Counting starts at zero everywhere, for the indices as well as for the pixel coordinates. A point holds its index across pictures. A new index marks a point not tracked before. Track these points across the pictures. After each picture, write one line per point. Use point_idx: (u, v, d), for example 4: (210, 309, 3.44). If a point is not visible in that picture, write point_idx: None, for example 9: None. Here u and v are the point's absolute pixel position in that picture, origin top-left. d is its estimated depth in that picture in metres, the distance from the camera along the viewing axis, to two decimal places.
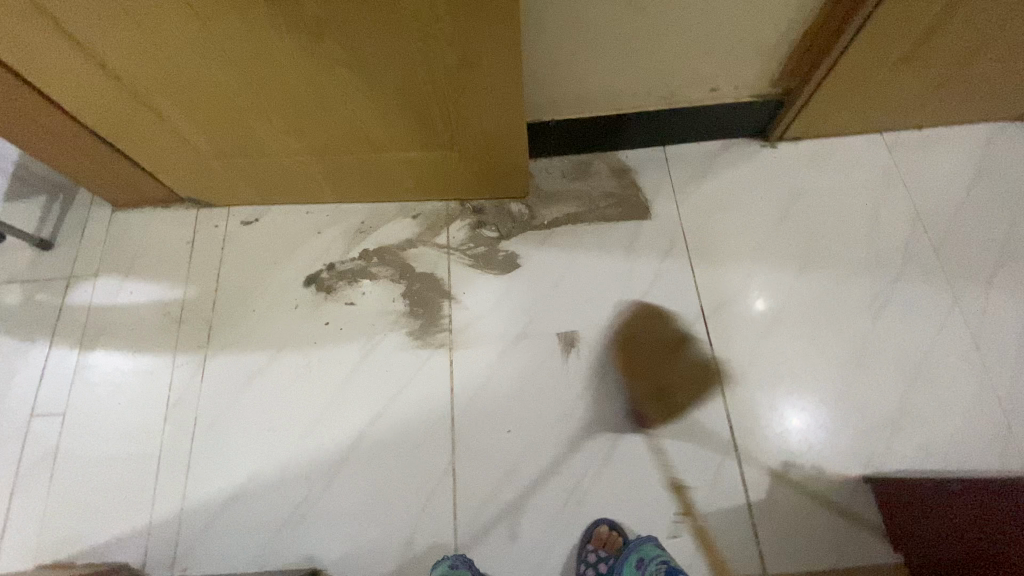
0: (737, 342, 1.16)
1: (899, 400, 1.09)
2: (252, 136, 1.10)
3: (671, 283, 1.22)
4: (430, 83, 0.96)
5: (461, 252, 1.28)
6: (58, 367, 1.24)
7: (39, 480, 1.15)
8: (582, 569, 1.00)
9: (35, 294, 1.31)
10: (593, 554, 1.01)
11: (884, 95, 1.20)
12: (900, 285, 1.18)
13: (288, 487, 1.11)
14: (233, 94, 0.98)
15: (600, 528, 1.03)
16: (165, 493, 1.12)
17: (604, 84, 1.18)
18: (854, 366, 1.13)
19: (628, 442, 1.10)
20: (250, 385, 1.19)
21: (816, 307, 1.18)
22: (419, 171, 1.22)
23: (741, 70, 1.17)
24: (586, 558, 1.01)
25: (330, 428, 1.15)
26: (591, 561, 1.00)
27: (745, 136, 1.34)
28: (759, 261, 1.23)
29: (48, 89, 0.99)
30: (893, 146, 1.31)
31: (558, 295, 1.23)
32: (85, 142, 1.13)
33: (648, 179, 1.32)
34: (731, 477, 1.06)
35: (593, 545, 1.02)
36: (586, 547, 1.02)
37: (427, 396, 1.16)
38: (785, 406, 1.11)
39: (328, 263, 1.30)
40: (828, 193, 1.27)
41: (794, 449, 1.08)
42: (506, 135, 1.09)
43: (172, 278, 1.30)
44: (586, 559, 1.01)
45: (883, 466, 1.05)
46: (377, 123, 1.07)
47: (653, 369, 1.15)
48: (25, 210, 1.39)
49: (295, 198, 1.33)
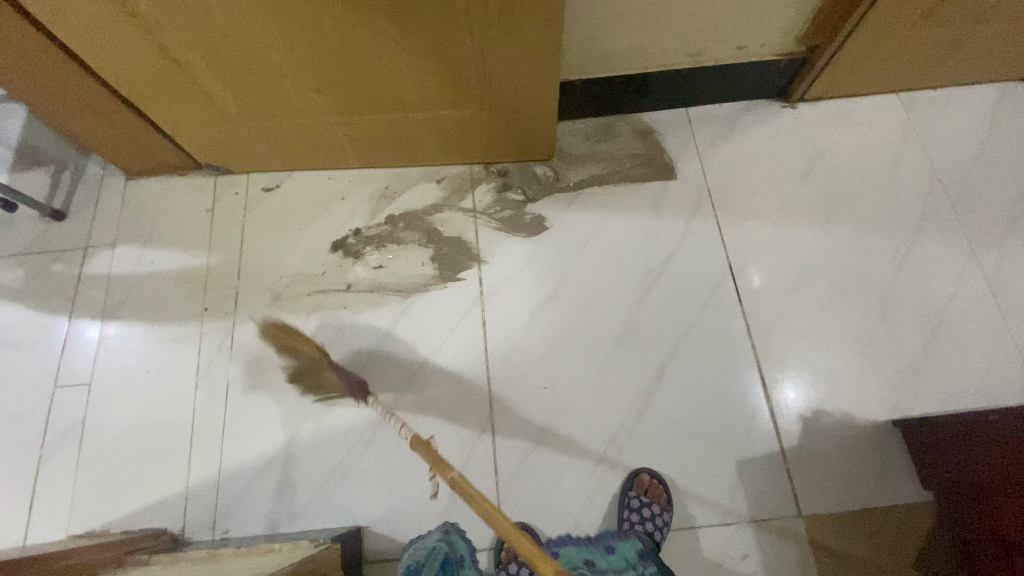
0: (766, 297, 1.18)
1: (923, 348, 1.13)
2: (280, 93, 1.08)
3: (699, 242, 1.23)
4: (469, 36, 0.94)
5: (488, 215, 1.28)
6: (80, 338, 1.22)
7: (67, 451, 1.13)
8: (625, 515, 1.01)
9: (52, 266, 1.28)
10: (636, 500, 1.02)
11: (906, 54, 1.21)
12: (921, 239, 1.21)
13: (327, 449, 1.11)
14: (266, 46, 0.95)
15: (640, 478, 1.05)
16: (202, 459, 1.12)
17: (631, 43, 1.18)
18: (878, 318, 1.16)
19: (662, 396, 1.12)
20: (281, 351, 1.18)
21: (841, 262, 1.20)
22: (446, 131, 1.21)
23: (768, 27, 1.17)
24: (630, 504, 1.02)
25: (366, 389, 1.15)
26: (635, 507, 1.01)
27: (766, 97, 1.36)
28: (783, 218, 1.25)
29: (71, 40, 0.96)
30: (910, 106, 1.33)
31: (587, 256, 1.24)
32: (102, 98, 1.10)
33: (673, 140, 1.33)
34: (764, 426, 1.09)
35: (636, 492, 1.04)
36: (629, 494, 1.04)
37: (461, 357, 1.16)
38: (814, 357, 1.14)
39: (353, 228, 1.29)
40: (849, 152, 1.30)
41: (824, 397, 1.11)
42: (538, 92, 1.09)
43: (194, 246, 1.28)
44: (629, 505, 1.02)
45: (909, 411, 1.09)
46: (409, 79, 1.05)
47: (684, 325, 1.17)
48: (34, 180, 1.35)
49: (317, 162, 1.31)
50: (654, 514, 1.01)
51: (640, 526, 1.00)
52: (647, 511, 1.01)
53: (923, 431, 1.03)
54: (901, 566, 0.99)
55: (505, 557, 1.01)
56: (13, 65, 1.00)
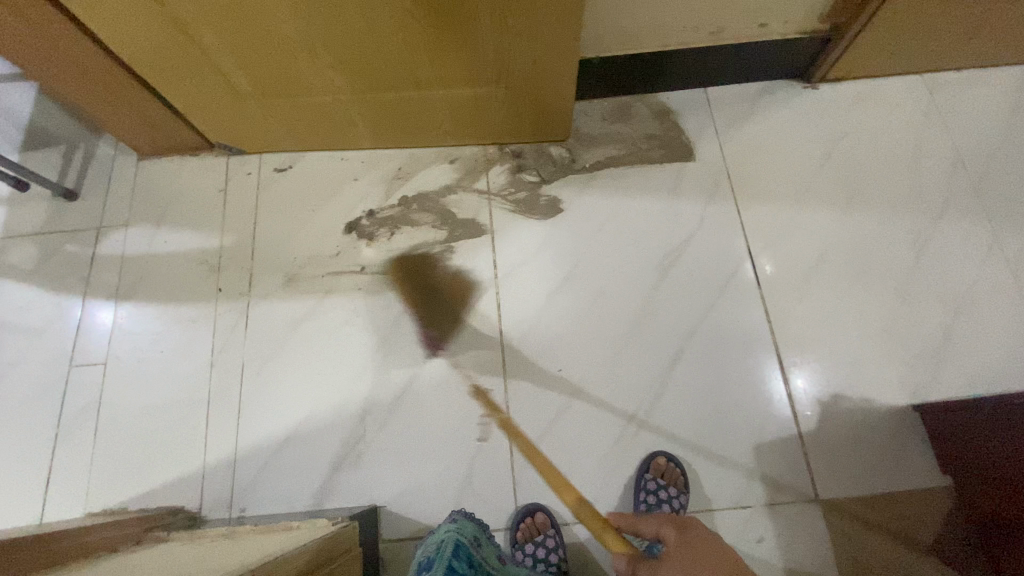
0: (785, 280, 1.17)
1: (943, 334, 1.11)
2: (294, 70, 1.06)
3: (717, 225, 1.22)
4: (487, 11, 0.92)
5: (502, 197, 1.27)
6: (95, 318, 1.22)
7: (84, 431, 1.14)
8: (643, 497, 1.01)
9: (66, 246, 1.28)
10: (653, 482, 1.02)
11: (932, 33, 1.18)
12: (943, 224, 1.19)
13: (342, 429, 1.11)
14: (280, 22, 0.94)
15: (657, 460, 1.05)
16: (217, 438, 1.12)
17: (651, 19, 1.15)
18: (898, 303, 1.14)
19: (678, 379, 1.11)
20: (295, 332, 1.18)
21: (861, 246, 1.19)
22: (461, 111, 1.19)
23: (793, 5, 1.14)
24: (647, 486, 1.02)
25: (380, 371, 1.15)
26: (652, 489, 1.01)
27: (787, 77, 1.33)
28: (803, 201, 1.23)
29: (83, 15, 0.94)
30: (934, 87, 1.30)
31: (603, 238, 1.22)
32: (112, 76, 1.08)
33: (690, 121, 1.30)
34: (782, 411, 1.08)
35: (652, 474, 1.04)
36: (645, 476, 1.04)
37: (476, 339, 1.16)
38: (833, 341, 1.12)
39: (367, 210, 1.27)
40: (871, 134, 1.27)
41: (843, 381, 1.10)
42: (556, 70, 1.06)
43: (206, 227, 1.27)
44: (646, 488, 1.02)
45: (929, 396, 1.08)
46: (425, 56, 1.03)
47: (702, 309, 1.16)
48: (46, 159, 1.34)
49: (329, 142, 1.30)
50: (670, 495, 1.01)
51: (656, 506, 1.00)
52: (664, 492, 1.01)
53: (945, 416, 1.02)
54: (919, 551, 0.99)
55: (521, 536, 1.01)
56: (25, 41, 0.99)
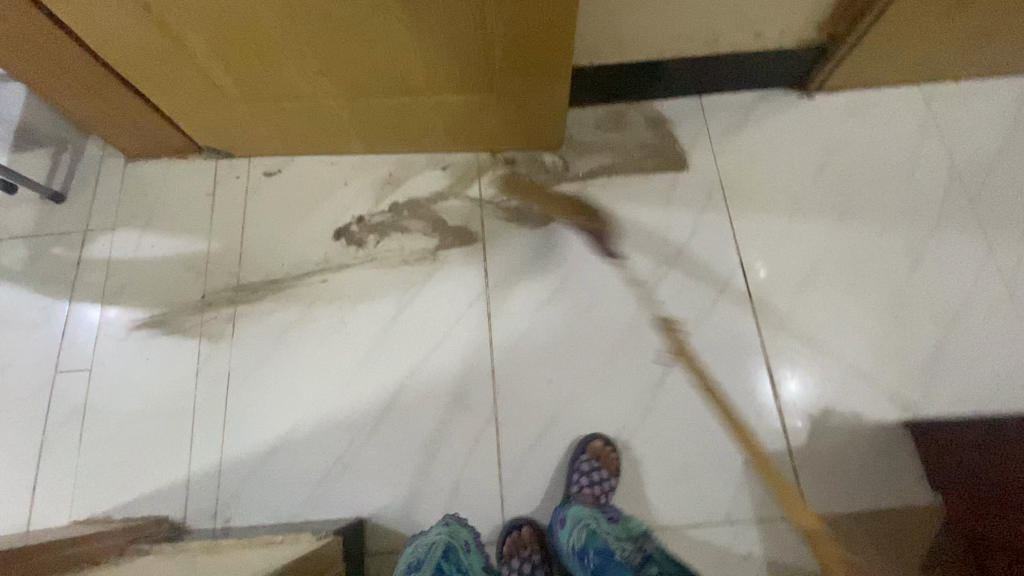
0: (777, 293, 1.16)
1: (935, 349, 1.11)
2: (282, 76, 1.04)
3: (710, 236, 1.21)
4: (479, 19, 0.91)
5: (494, 204, 1.25)
6: (80, 323, 1.20)
7: (68, 438, 1.13)
8: (575, 477, 1.03)
9: (51, 249, 1.26)
10: (587, 463, 1.03)
11: (929, 44, 1.17)
12: (937, 238, 1.18)
13: (330, 439, 1.10)
14: (268, 27, 0.92)
15: (594, 442, 1.05)
16: (203, 447, 1.11)
17: (647, 27, 1.14)
18: (891, 317, 1.13)
19: (669, 392, 1.10)
20: (283, 340, 1.17)
21: (854, 259, 1.18)
22: (453, 117, 1.18)
23: (789, 15, 1.13)
24: (580, 467, 1.03)
25: (369, 380, 1.13)
26: (585, 471, 1.02)
27: (783, 86, 1.31)
28: (797, 213, 1.22)
29: (66, 19, 0.93)
30: (931, 98, 1.29)
31: (595, 248, 1.21)
32: (98, 80, 1.07)
33: (685, 130, 1.29)
34: (772, 425, 1.08)
35: (587, 455, 1.04)
36: (580, 457, 1.04)
37: (465, 349, 1.15)
38: (824, 355, 1.12)
39: (357, 216, 1.26)
40: (867, 145, 1.26)
41: (834, 397, 1.09)
42: (549, 78, 1.05)
43: (194, 232, 1.26)
44: (580, 468, 1.03)
45: (920, 412, 1.07)
46: (417, 63, 1.02)
47: (694, 321, 1.15)
48: (32, 161, 1.32)
49: (320, 147, 1.28)
50: (602, 480, 1.02)
51: (588, 489, 1.02)
52: (596, 475, 1.02)
53: None
54: (907, 569, 0.99)
55: (507, 550, 1.01)
56: (9, 45, 0.97)
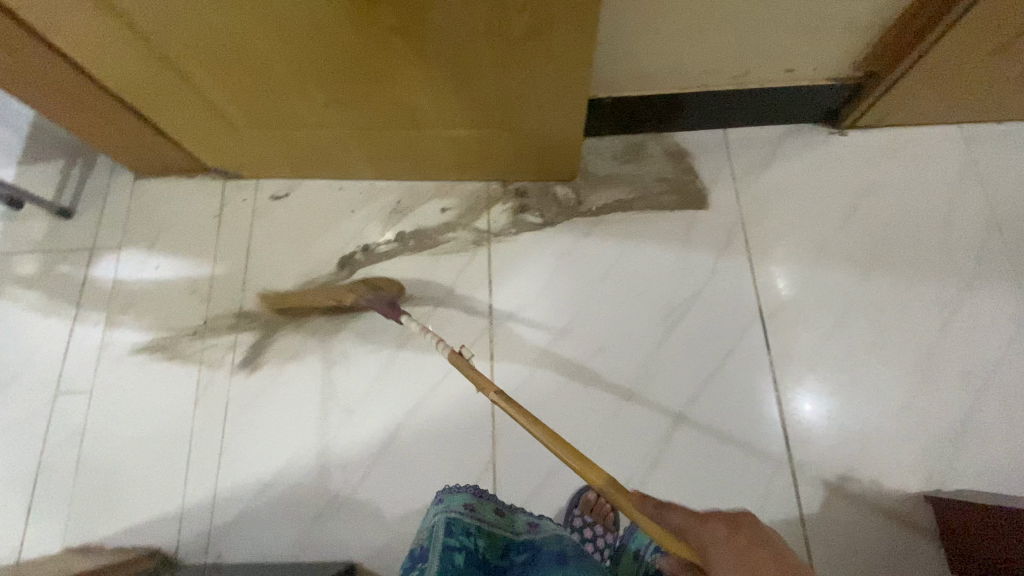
0: (796, 346, 1.10)
1: (963, 415, 1.04)
2: (287, 106, 1.01)
3: (727, 281, 1.15)
4: (489, 56, 0.87)
5: (503, 238, 1.21)
6: (83, 343, 1.20)
7: (66, 461, 1.12)
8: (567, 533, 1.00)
9: (58, 266, 1.26)
10: (579, 519, 1.01)
11: (974, 85, 1.09)
12: (972, 294, 1.10)
13: (325, 477, 1.08)
14: (270, 60, 0.90)
15: (587, 495, 1.03)
16: (197, 479, 1.10)
17: (670, 61, 1.08)
18: (918, 378, 1.07)
19: (677, 448, 1.05)
20: (283, 372, 1.15)
21: (880, 313, 1.11)
22: (463, 149, 1.14)
23: (825, 51, 1.06)
24: (573, 523, 1.01)
25: (366, 418, 1.11)
26: (577, 527, 1.01)
27: (814, 121, 1.24)
28: (821, 260, 1.15)
29: (69, 48, 0.92)
30: (973, 140, 1.21)
31: (605, 288, 1.16)
32: (105, 105, 1.06)
33: (706, 166, 1.23)
34: (784, 488, 1.02)
35: (580, 510, 1.02)
36: (572, 512, 1.02)
37: (467, 390, 1.11)
38: (843, 415, 1.05)
39: (362, 245, 1.23)
40: (900, 188, 1.19)
41: (852, 461, 1.03)
42: (563, 114, 1.00)
43: (199, 255, 1.24)
44: (572, 524, 1.01)
45: (943, 484, 1.01)
46: (424, 98, 0.98)
47: (707, 372, 1.09)
48: (43, 175, 1.32)
49: (328, 172, 1.25)
50: (596, 534, 1.01)
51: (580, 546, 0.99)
52: (589, 531, 1.01)
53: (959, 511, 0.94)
54: None
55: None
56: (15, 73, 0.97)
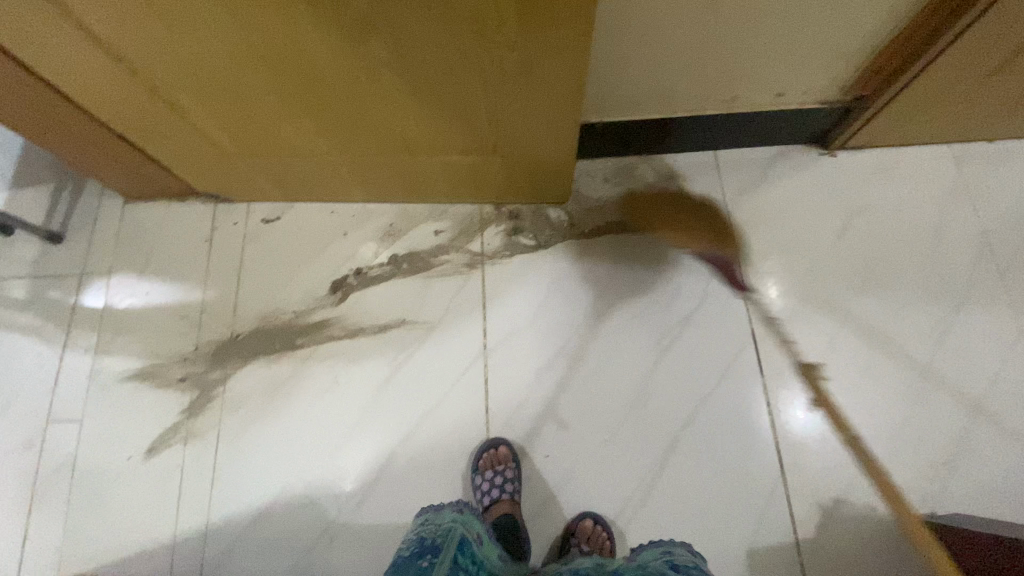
0: (790, 368, 1.10)
1: (956, 436, 1.04)
2: (279, 135, 1.02)
3: (720, 303, 1.15)
4: (481, 87, 0.87)
5: (496, 260, 1.21)
6: (73, 371, 1.19)
7: (56, 491, 1.11)
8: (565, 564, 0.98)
9: (48, 292, 1.25)
10: (577, 548, 0.99)
11: (962, 108, 1.10)
12: (963, 314, 1.11)
13: (319, 505, 1.07)
14: (261, 91, 0.90)
15: (584, 523, 1.01)
16: (189, 508, 1.08)
17: (662, 86, 1.09)
18: (911, 400, 1.07)
19: (672, 472, 1.05)
20: (275, 398, 1.14)
21: (872, 334, 1.12)
22: (455, 174, 1.14)
23: (814, 76, 1.07)
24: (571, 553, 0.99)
25: (360, 444, 1.10)
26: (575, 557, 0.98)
27: (804, 142, 1.25)
28: (814, 281, 1.16)
29: (59, 82, 0.91)
30: (962, 160, 1.22)
31: (599, 311, 1.16)
32: (94, 134, 1.05)
33: (698, 187, 1.24)
34: (780, 512, 1.02)
35: (577, 539, 1.00)
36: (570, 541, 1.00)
37: (461, 414, 1.11)
38: (838, 437, 1.06)
39: (355, 269, 1.23)
40: (890, 209, 1.20)
41: (846, 483, 1.03)
42: (555, 141, 1.01)
43: (190, 279, 1.24)
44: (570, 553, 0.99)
45: (937, 506, 1.01)
46: (416, 126, 0.98)
47: (702, 396, 1.09)
48: (32, 199, 1.31)
49: (320, 196, 1.25)
50: None
51: None
52: None
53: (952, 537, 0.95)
54: None
55: (484, 463, 1.05)
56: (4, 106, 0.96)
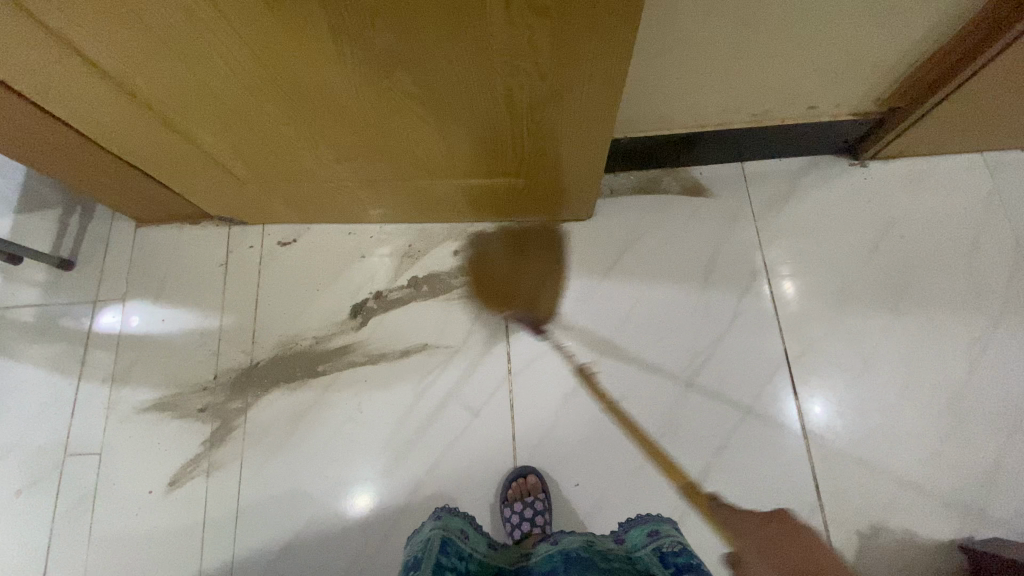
0: (823, 388, 1.08)
1: (997, 458, 1.02)
2: (298, 163, 0.99)
3: (750, 323, 1.12)
4: (509, 114, 0.84)
5: (520, 280, 1.18)
6: (90, 402, 1.16)
7: (77, 527, 1.09)
8: None
9: (61, 321, 1.22)
10: None
11: (1001, 118, 1.07)
12: (1001, 330, 1.08)
13: (345, 538, 1.05)
14: (280, 122, 0.87)
15: None
16: (213, 543, 1.07)
17: (690, 102, 1.05)
18: (949, 421, 1.04)
19: (705, 499, 1.03)
20: (297, 428, 1.12)
21: (906, 351, 1.09)
22: (477, 197, 1.11)
23: (849, 88, 1.04)
24: None
25: (386, 473, 1.08)
26: None
27: (832, 153, 1.22)
28: (846, 299, 1.13)
29: (70, 117, 0.88)
30: (997, 169, 1.18)
31: (626, 332, 1.14)
32: (106, 164, 1.02)
33: (725, 202, 1.20)
34: (817, 539, 1.00)
35: None
36: None
37: (488, 442, 1.09)
38: (872, 459, 1.04)
39: (374, 291, 1.20)
40: (924, 221, 1.16)
41: (884, 509, 1.01)
42: (582, 164, 0.98)
43: (206, 305, 1.21)
44: None
45: (977, 531, 0.99)
46: (439, 152, 0.95)
47: (733, 420, 1.07)
48: (41, 224, 1.28)
49: (337, 218, 1.22)
50: None
51: None
52: None
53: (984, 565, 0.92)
54: None
55: (512, 493, 1.02)
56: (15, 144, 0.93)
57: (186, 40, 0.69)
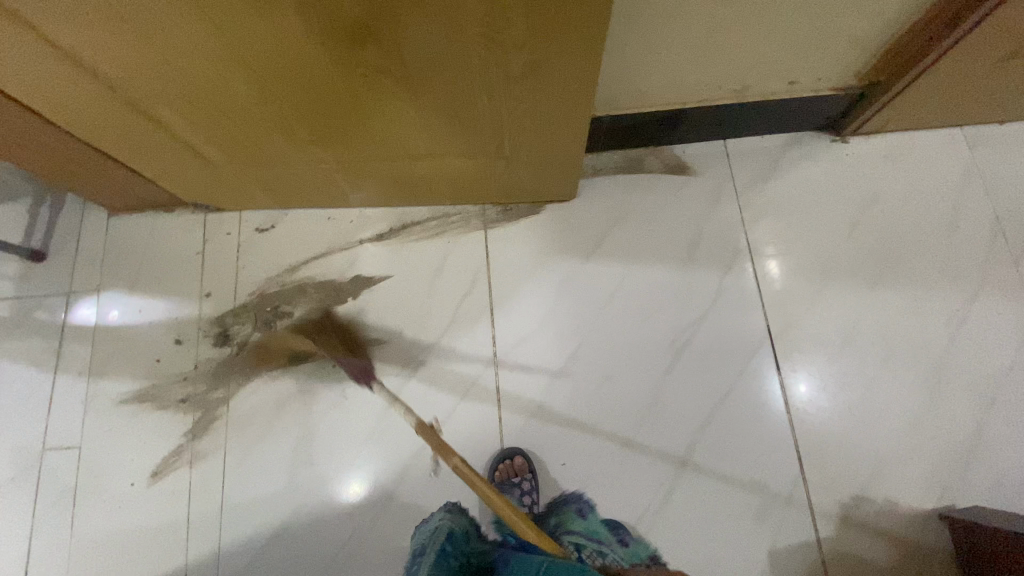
0: (805, 364, 1.09)
1: (974, 428, 1.03)
2: (271, 144, 0.96)
3: (734, 300, 1.12)
4: (486, 91, 0.82)
5: (502, 262, 1.17)
6: (67, 396, 1.14)
7: (58, 520, 1.08)
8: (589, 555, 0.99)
9: (35, 313, 1.19)
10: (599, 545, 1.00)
11: (979, 92, 1.07)
12: (979, 303, 1.09)
13: (333, 524, 1.05)
14: (249, 102, 0.84)
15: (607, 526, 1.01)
16: (199, 532, 1.06)
17: (670, 79, 1.04)
18: (928, 393, 1.06)
19: (691, 475, 1.04)
20: (280, 416, 1.11)
21: (887, 326, 1.10)
22: (457, 177, 1.09)
23: (829, 63, 1.03)
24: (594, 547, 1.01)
25: (371, 458, 1.08)
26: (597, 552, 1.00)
27: (814, 129, 1.22)
28: (827, 275, 1.13)
29: (32, 101, 0.85)
30: (975, 143, 1.18)
31: (610, 313, 1.13)
32: (74, 151, 0.99)
33: (708, 180, 1.20)
34: (800, 511, 1.01)
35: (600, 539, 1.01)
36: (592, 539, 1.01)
37: (474, 425, 1.08)
38: (854, 431, 1.05)
39: (355, 277, 1.18)
40: (903, 196, 1.17)
41: (865, 480, 1.02)
42: (561, 142, 0.96)
43: (184, 294, 1.19)
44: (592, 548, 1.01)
45: (956, 500, 1.01)
46: (416, 132, 0.93)
47: (718, 397, 1.07)
48: (11, 215, 1.25)
49: (315, 202, 1.20)
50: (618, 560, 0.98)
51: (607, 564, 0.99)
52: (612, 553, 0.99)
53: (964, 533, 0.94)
54: None
55: (500, 476, 1.03)
56: None
57: (145, 16, 0.66)
